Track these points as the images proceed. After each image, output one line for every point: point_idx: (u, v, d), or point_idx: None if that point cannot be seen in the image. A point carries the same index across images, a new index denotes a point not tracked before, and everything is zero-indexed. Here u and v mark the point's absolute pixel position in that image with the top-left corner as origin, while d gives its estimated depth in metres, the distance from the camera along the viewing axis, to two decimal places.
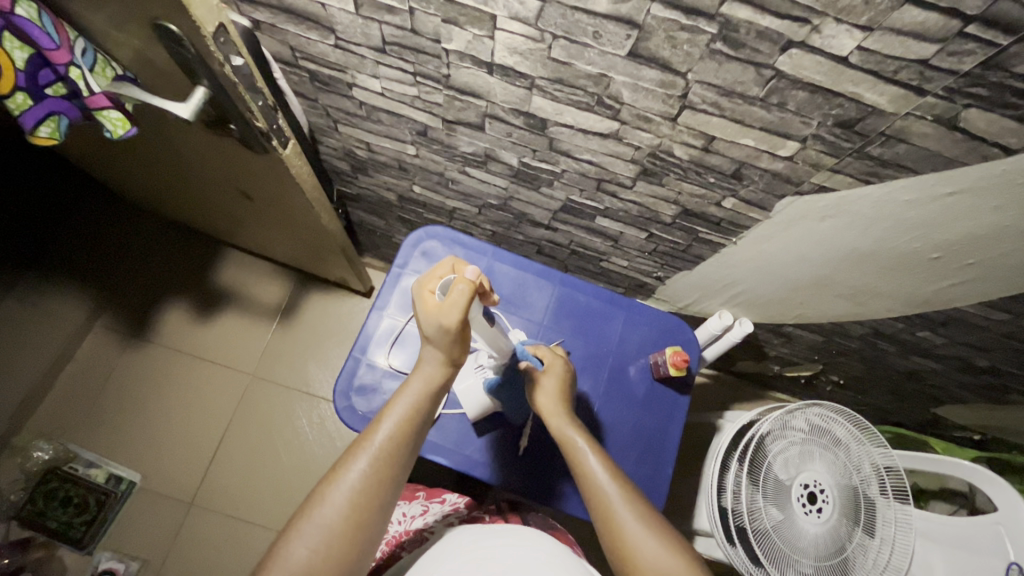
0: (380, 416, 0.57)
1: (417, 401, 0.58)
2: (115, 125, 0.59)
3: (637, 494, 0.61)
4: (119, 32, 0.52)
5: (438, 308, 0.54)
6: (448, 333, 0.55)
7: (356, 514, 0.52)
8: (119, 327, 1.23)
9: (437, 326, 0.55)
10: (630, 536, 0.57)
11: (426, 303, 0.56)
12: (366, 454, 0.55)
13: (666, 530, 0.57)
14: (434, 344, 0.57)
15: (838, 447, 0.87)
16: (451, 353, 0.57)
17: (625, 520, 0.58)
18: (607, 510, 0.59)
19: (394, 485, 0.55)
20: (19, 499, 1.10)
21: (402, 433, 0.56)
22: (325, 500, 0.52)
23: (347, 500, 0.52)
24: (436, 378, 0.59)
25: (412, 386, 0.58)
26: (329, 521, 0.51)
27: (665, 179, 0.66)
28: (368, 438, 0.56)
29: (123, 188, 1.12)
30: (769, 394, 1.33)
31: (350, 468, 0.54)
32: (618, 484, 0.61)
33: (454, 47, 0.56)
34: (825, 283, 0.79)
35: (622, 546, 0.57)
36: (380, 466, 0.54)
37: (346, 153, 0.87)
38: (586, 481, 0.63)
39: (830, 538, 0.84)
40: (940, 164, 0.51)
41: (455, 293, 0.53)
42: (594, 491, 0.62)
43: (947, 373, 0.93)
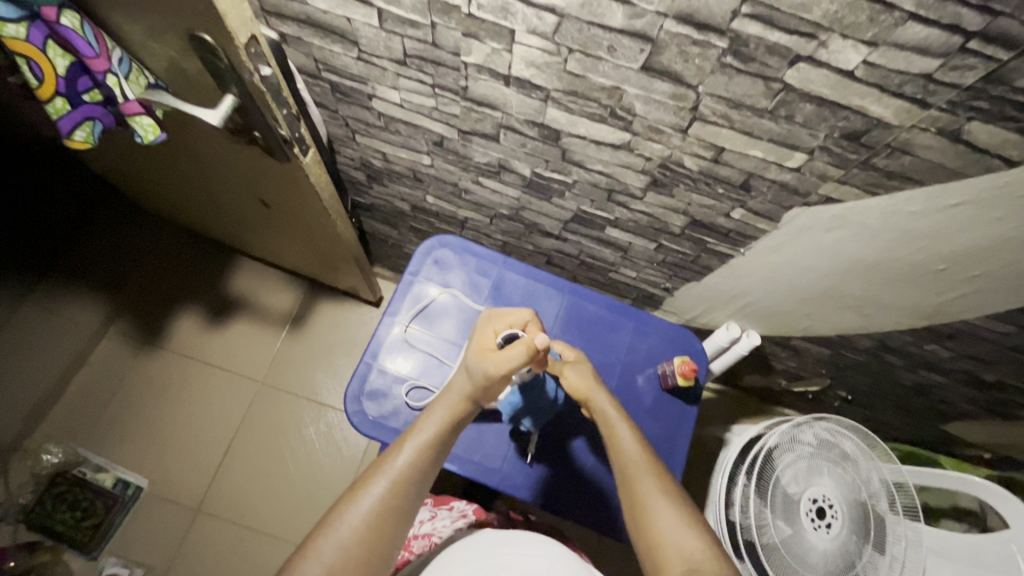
0: (401, 441, 0.58)
1: (439, 430, 0.59)
2: (146, 131, 0.62)
3: (666, 473, 0.62)
4: (154, 42, 0.54)
5: (491, 356, 0.60)
6: (491, 380, 0.60)
7: (371, 536, 0.52)
8: (132, 331, 1.25)
9: (483, 370, 0.60)
10: (656, 513, 0.58)
11: (484, 343, 0.64)
12: (384, 478, 0.55)
13: (691, 513, 0.58)
14: (471, 378, 0.61)
15: (846, 461, 0.87)
16: (480, 392, 0.61)
17: (653, 498, 0.59)
18: (636, 485, 0.60)
19: (408, 511, 0.55)
20: (28, 501, 1.10)
21: (420, 461, 0.57)
22: (340, 519, 0.53)
23: (363, 521, 0.53)
24: (459, 409, 0.61)
25: (437, 414, 0.60)
26: (343, 540, 0.51)
27: (675, 190, 0.68)
28: (388, 461, 0.56)
29: (143, 194, 1.16)
30: (775, 409, 1.33)
31: (367, 490, 0.54)
32: (648, 462, 0.62)
33: (473, 60, 0.58)
34: (832, 294, 0.80)
35: (644, 526, 0.58)
36: (396, 493, 0.55)
37: (362, 163, 0.89)
38: (617, 455, 0.64)
39: (839, 555, 0.83)
40: (944, 176, 0.52)
41: (513, 351, 0.60)
42: (625, 466, 0.63)
43: (953, 388, 0.93)
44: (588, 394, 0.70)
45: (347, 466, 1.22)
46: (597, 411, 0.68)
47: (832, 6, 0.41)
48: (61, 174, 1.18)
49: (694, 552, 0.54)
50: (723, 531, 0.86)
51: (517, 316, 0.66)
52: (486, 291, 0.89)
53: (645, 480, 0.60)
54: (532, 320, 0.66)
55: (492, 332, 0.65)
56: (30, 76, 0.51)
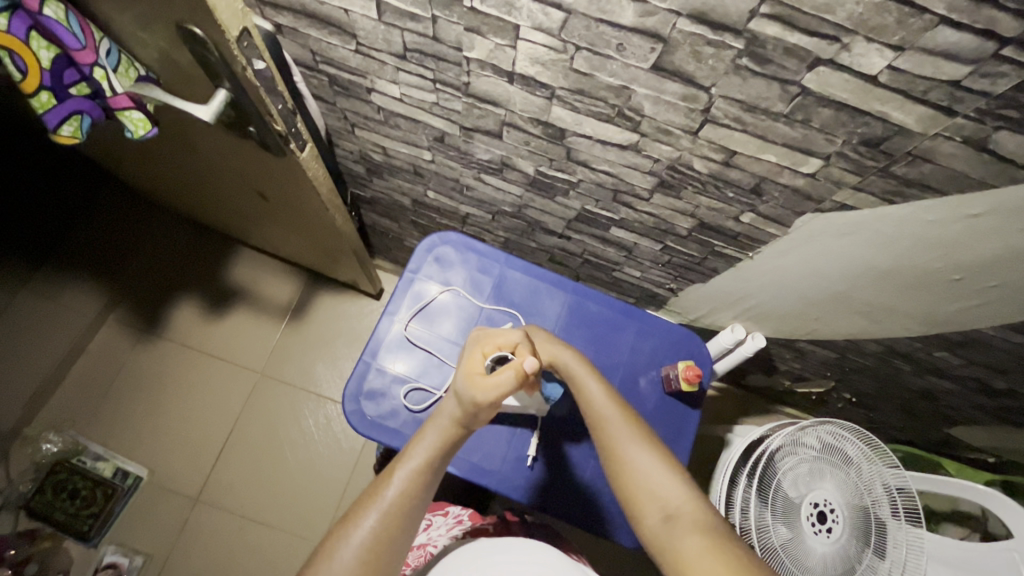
0: (392, 470, 0.57)
1: (432, 455, 0.58)
2: (136, 125, 0.60)
3: (637, 419, 0.64)
4: (145, 33, 0.52)
5: (479, 381, 0.59)
6: (479, 407, 0.58)
7: (365, 571, 0.51)
8: (131, 320, 1.24)
9: (470, 397, 0.58)
10: (630, 458, 0.61)
11: (473, 366, 0.62)
12: (375, 510, 0.54)
13: (664, 453, 0.62)
14: (459, 403, 0.60)
15: (849, 465, 0.85)
16: (468, 417, 0.60)
17: (626, 443, 0.62)
18: (608, 433, 0.63)
19: (402, 543, 0.54)
20: (27, 489, 1.10)
21: (412, 489, 0.56)
22: (332, 555, 0.52)
23: (354, 557, 0.51)
24: (450, 435, 0.60)
25: (427, 440, 0.59)
26: None
27: (683, 192, 0.66)
28: (379, 492, 0.56)
29: (138, 182, 1.13)
30: (778, 409, 1.31)
31: (359, 523, 0.53)
32: (618, 413, 0.64)
33: (476, 55, 0.55)
34: (842, 299, 0.78)
35: (621, 469, 0.61)
36: (390, 524, 0.54)
37: (361, 156, 0.87)
38: (588, 408, 0.66)
39: (839, 559, 0.82)
40: (967, 186, 0.50)
41: (502, 377, 0.58)
42: (597, 417, 0.65)
43: (962, 394, 0.91)
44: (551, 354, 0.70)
45: (345, 460, 1.22)
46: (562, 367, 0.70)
47: (857, 7, 0.38)
48: (52, 160, 1.17)
49: (668, 491, 0.58)
50: None
51: (508, 337, 0.65)
52: (488, 290, 0.87)
53: (618, 431, 0.63)
54: (523, 341, 0.64)
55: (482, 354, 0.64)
56: (13, 68, 0.49)
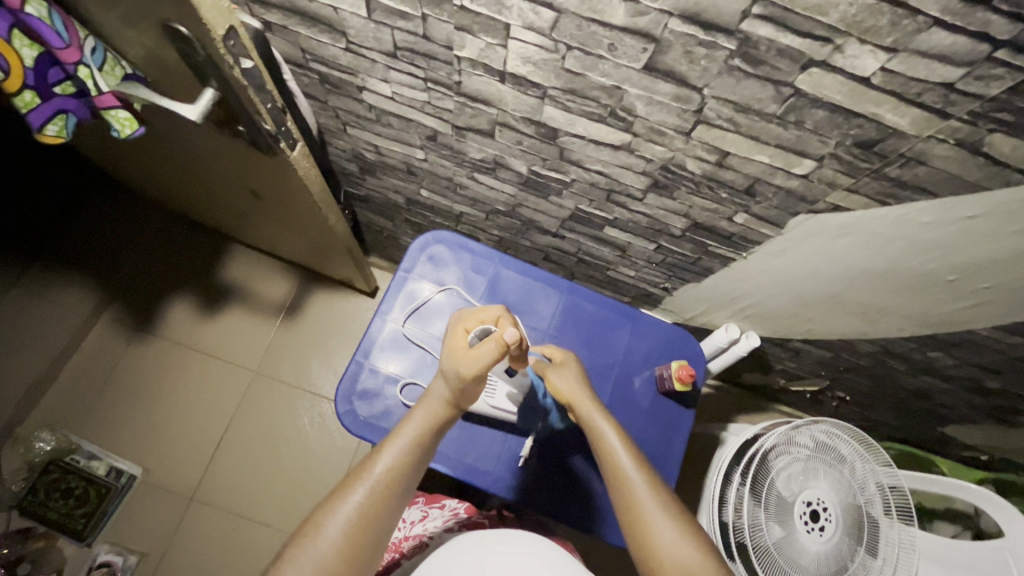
0: (381, 448, 0.57)
1: (421, 435, 0.58)
2: (123, 124, 0.59)
3: (661, 485, 0.60)
4: (131, 31, 0.51)
5: (461, 356, 0.57)
6: (463, 382, 0.57)
7: (350, 546, 0.51)
8: (125, 318, 1.23)
9: (454, 371, 0.57)
10: (649, 519, 0.57)
11: (456, 342, 0.60)
12: (362, 487, 0.53)
13: (684, 518, 0.57)
14: (446, 381, 0.59)
15: (842, 464, 0.85)
16: (457, 395, 0.59)
17: (645, 503, 0.58)
18: (627, 492, 0.59)
19: (389, 520, 0.54)
20: (20, 489, 1.09)
21: (399, 467, 0.55)
22: (317, 530, 0.51)
23: (341, 532, 0.51)
24: (440, 415, 0.59)
25: (416, 420, 0.58)
26: (323, 552, 0.50)
27: (677, 192, 0.65)
28: (366, 469, 0.55)
29: (130, 179, 1.13)
30: (773, 407, 1.32)
31: (345, 499, 0.53)
32: (639, 469, 0.60)
33: (466, 54, 0.55)
34: (836, 300, 0.77)
35: (642, 537, 0.57)
36: (377, 501, 0.53)
37: (354, 155, 0.86)
38: (609, 466, 0.62)
39: (832, 557, 0.82)
40: (961, 188, 0.50)
41: (483, 350, 0.57)
42: (618, 477, 0.61)
43: (955, 393, 0.92)
44: (573, 400, 0.69)
45: (340, 458, 1.21)
46: (582, 417, 0.67)
47: (850, 8, 0.38)
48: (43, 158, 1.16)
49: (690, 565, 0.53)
50: (715, 531, 0.85)
51: (489, 312, 0.64)
52: (481, 289, 0.87)
53: (639, 493, 0.59)
54: (504, 315, 0.63)
55: (463, 330, 0.62)
56: None
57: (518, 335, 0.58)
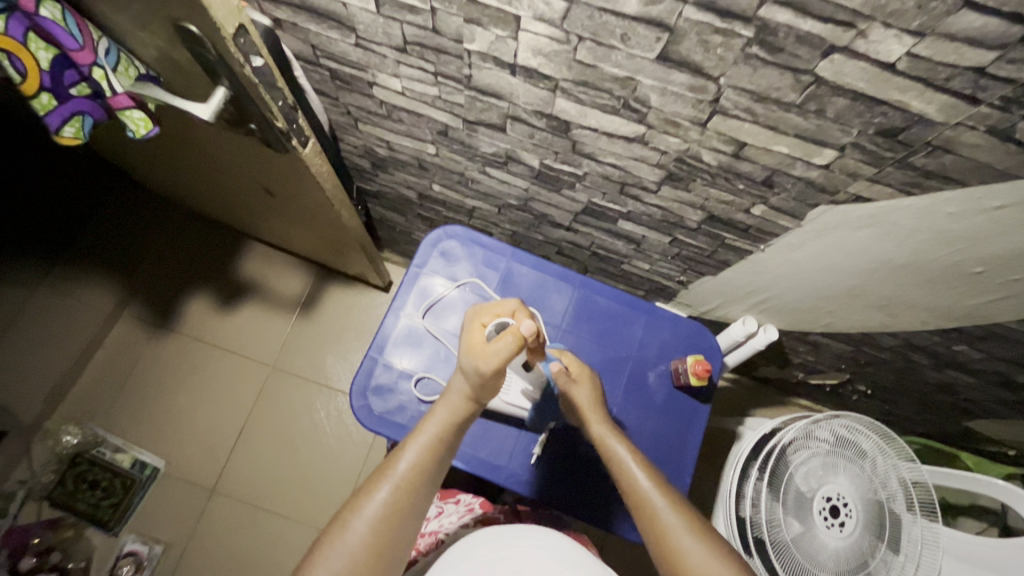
0: (405, 445, 0.57)
1: (444, 432, 0.58)
2: (137, 124, 0.59)
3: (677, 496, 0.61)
4: (143, 32, 0.52)
5: (481, 350, 0.55)
6: (483, 377, 0.56)
7: (378, 543, 0.51)
8: (145, 315, 1.26)
9: (474, 367, 0.56)
10: (671, 530, 0.58)
11: (473, 337, 0.58)
12: (388, 482, 0.54)
13: (702, 524, 0.58)
14: (466, 377, 0.58)
15: (863, 459, 0.84)
16: (477, 392, 0.58)
17: (665, 517, 0.59)
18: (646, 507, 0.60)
19: (415, 515, 0.54)
20: (49, 480, 1.13)
21: (423, 463, 0.56)
22: (345, 526, 0.51)
23: (369, 527, 0.51)
24: (460, 411, 0.59)
25: (437, 416, 0.58)
26: (352, 549, 0.50)
27: (692, 184, 0.64)
28: (390, 465, 0.55)
29: (147, 179, 1.14)
30: (791, 400, 1.29)
31: (372, 496, 0.53)
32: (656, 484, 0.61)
33: (477, 47, 0.54)
34: (857, 293, 0.75)
35: (667, 550, 0.57)
36: (402, 496, 0.53)
37: (366, 150, 0.86)
38: (625, 484, 0.63)
39: (853, 553, 0.81)
40: (990, 176, 0.48)
41: (501, 344, 0.55)
42: (636, 492, 0.62)
43: (981, 387, 0.89)
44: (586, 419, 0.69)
45: (356, 451, 1.23)
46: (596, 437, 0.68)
47: None
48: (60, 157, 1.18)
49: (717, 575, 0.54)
50: (732, 527, 0.84)
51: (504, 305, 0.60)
52: (494, 284, 0.87)
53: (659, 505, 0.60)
54: (520, 308, 0.59)
55: (479, 322, 0.59)
56: (12, 71, 0.49)
57: (534, 327, 0.55)
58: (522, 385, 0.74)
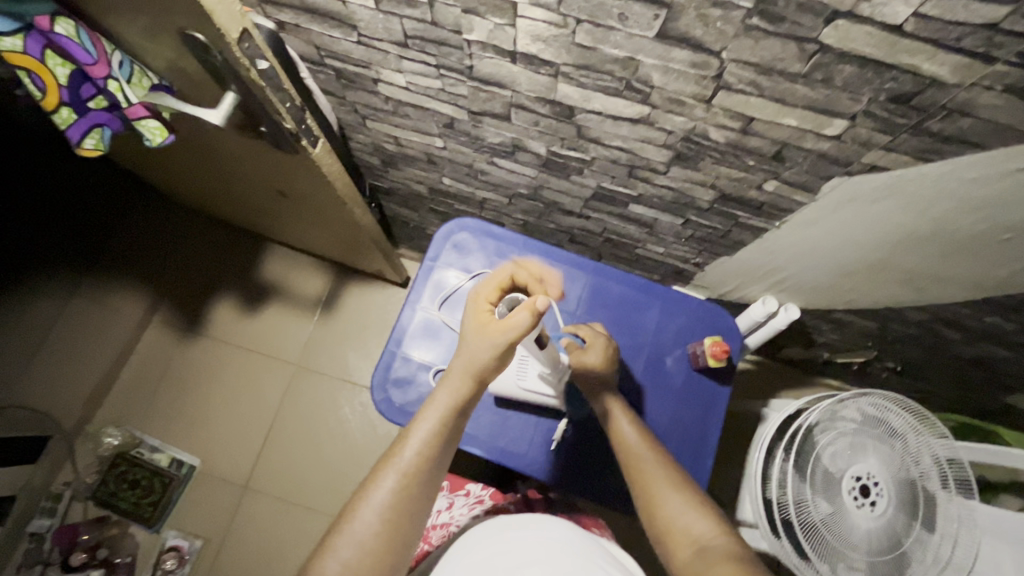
0: (408, 433, 0.57)
1: (446, 416, 0.57)
2: (153, 134, 0.61)
3: (670, 464, 0.64)
4: (151, 42, 0.53)
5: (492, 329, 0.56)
6: (500, 352, 0.56)
7: (386, 533, 0.52)
8: (173, 319, 1.30)
9: (486, 344, 0.56)
10: (657, 491, 0.61)
11: (482, 316, 0.58)
12: (393, 472, 0.54)
13: (690, 491, 0.61)
14: (474, 355, 0.56)
15: (894, 438, 0.81)
16: (486, 367, 0.56)
17: (656, 483, 0.61)
18: (641, 475, 0.63)
19: (422, 503, 0.55)
20: (93, 481, 1.19)
21: (429, 450, 0.55)
22: (354, 517, 0.52)
23: (377, 516, 0.52)
24: (464, 393, 0.57)
25: (439, 402, 0.57)
26: (361, 537, 0.51)
27: (701, 163, 0.63)
28: (395, 453, 0.55)
29: (167, 187, 1.18)
30: (817, 380, 1.27)
31: (379, 485, 0.54)
32: (650, 451, 0.65)
33: (476, 37, 0.54)
34: (880, 266, 0.73)
35: (655, 510, 0.60)
36: (408, 485, 0.54)
37: (375, 147, 0.87)
38: (622, 449, 0.66)
39: (885, 533, 0.79)
40: (1012, 139, 0.46)
41: (517, 317, 0.55)
42: (631, 456, 0.65)
43: (1016, 360, 0.86)
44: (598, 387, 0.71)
45: (381, 445, 1.25)
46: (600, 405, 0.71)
47: None
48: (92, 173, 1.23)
49: (702, 535, 0.56)
50: (760, 509, 0.84)
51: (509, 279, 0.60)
52: None
53: (651, 471, 0.62)
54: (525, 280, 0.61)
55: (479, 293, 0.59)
56: (33, 87, 0.52)
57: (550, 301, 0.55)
58: (540, 369, 0.75)
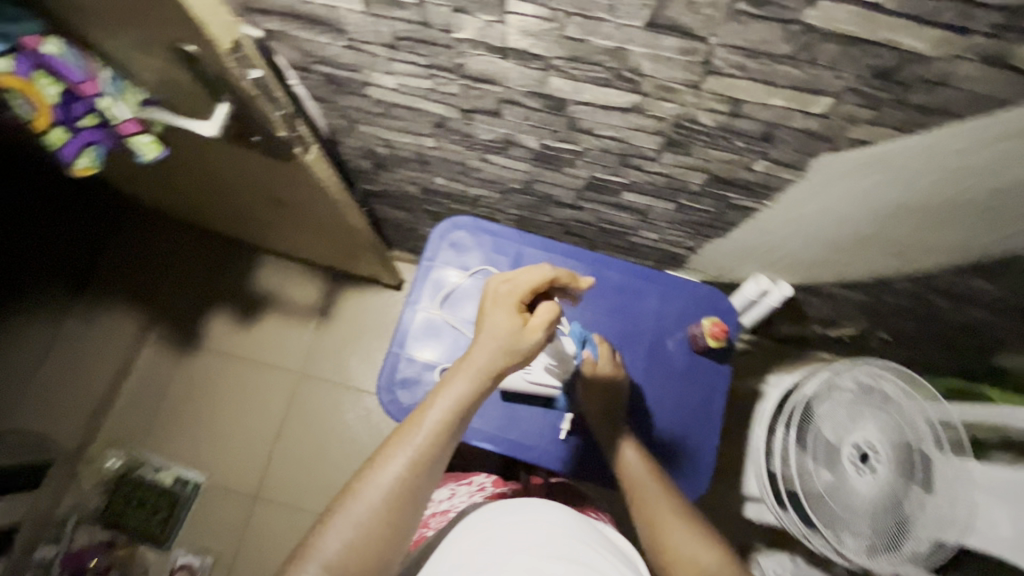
0: (419, 417, 0.56)
1: (459, 407, 0.56)
2: (147, 149, 0.60)
3: (673, 494, 0.69)
4: (140, 57, 0.53)
5: (525, 328, 0.58)
6: (532, 353, 0.58)
7: (389, 516, 0.53)
8: (169, 337, 1.28)
9: (516, 344, 0.57)
10: (662, 522, 0.66)
11: (511, 316, 0.58)
12: (401, 457, 0.54)
13: (692, 520, 0.66)
14: (503, 353, 0.56)
15: (889, 404, 0.83)
16: (513, 364, 0.58)
17: (661, 514, 0.67)
18: (647, 506, 0.68)
19: (426, 486, 0.56)
20: (99, 503, 1.18)
21: (439, 436, 0.55)
22: (358, 496, 0.53)
23: (381, 498, 0.53)
24: (480, 384, 0.56)
25: (455, 391, 0.56)
26: (364, 518, 0.52)
27: (693, 148, 0.64)
28: (404, 437, 0.55)
29: (153, 202, 1.17)
30: (812, 355, 1.30)
31: (385, 467, 0.54)
32: (654, 481, 0.70)
33: (467, 35, 0.55)
34: (868, 239, 0.76)
35: (660, 539, 0.65)
36: (414, 470, 0.54)
37: (366, 151, 0.87)
38: (627, 478, 0.71)
39: (885, 497, 0.81)
40: (990, 106, 0.48)
41: (543, 317, 0.59)
42: (635, 486, 0.70)
43: (1002, 321, 0.89)
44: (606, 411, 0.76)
45: None
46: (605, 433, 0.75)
47: None
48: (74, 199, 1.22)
49: (705, 564, 0.62)
50: (766, 483, 0.87)
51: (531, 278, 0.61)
52: (505, 269, 0.88)
53: (655, 502, 0.68)
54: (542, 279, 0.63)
55: (506, 282, 0.61)
56: (25, 108, 0.52)
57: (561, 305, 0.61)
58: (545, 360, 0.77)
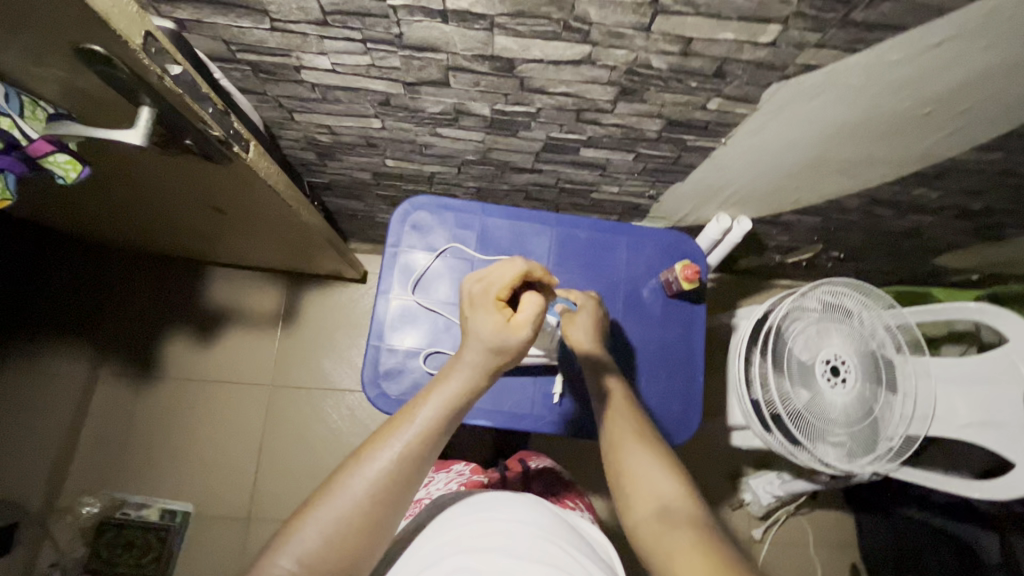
0: (413, 409, 0.55)
1: (452, 403, 0.55)
2: (65, 168, 0.55)
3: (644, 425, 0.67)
4: (37, 67, 0.46)
5: (510, 326, 0.56)
6: (513, 352, 0.57)
7: (371, 510, 0.51)
8: (124, 370, 1.21)
9: (502, 342, 0.56)
10: (625, 445, 0.64)
11: (495, 314, 0.57)
12: (392, 446, 0.53)
13: (656, 446, 0.64)
14: (488, 351, 0.56)
15: (851, 317, 0.88)
16: (499, 364, 0.57)
17: (626, 433, 0.65)
18: (614, 421, 0.67)
19: (411, 484, 0.53)
20: (82, 553, 1.12)
21: (431, 429, 0.54)
22: (342, 486, 0.51)
23: (365, 491, 0.51)
24: (473, 380, 0.57)
25: (448, 387, 0.56)
26: (344, 510, 0.50)
27: (647, 94, 0.64)
28: (396, 427, 0.54)
29: (80, 229, 1.08)
30: (774, 283, 1.35)
31: (374, 457, 0.52)
32: (628, 405, 0.69)
33: (401, 2, 0.51)
34: (819, 162, 0.78)
35: (619, 459, 0.63)
36: (403, 463, 0.52)
37: (308, 141, 0.82)
38: (603, 396, 0.71)
39: (857, 404, 0.86)
40: (928, 15, 0.49)
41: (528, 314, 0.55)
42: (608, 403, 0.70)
43: (943, 223, 0.95)
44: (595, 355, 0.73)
45: None
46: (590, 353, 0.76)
47: None
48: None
49: (662, 491, 0.59)
50: (749, 410, 0.88)
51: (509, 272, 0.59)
52: (473, 243, 0.86)
53: (623, 423, 0.67)
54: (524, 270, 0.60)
55: (480, 283, 0.60)
56: None
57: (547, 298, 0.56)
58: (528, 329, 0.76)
